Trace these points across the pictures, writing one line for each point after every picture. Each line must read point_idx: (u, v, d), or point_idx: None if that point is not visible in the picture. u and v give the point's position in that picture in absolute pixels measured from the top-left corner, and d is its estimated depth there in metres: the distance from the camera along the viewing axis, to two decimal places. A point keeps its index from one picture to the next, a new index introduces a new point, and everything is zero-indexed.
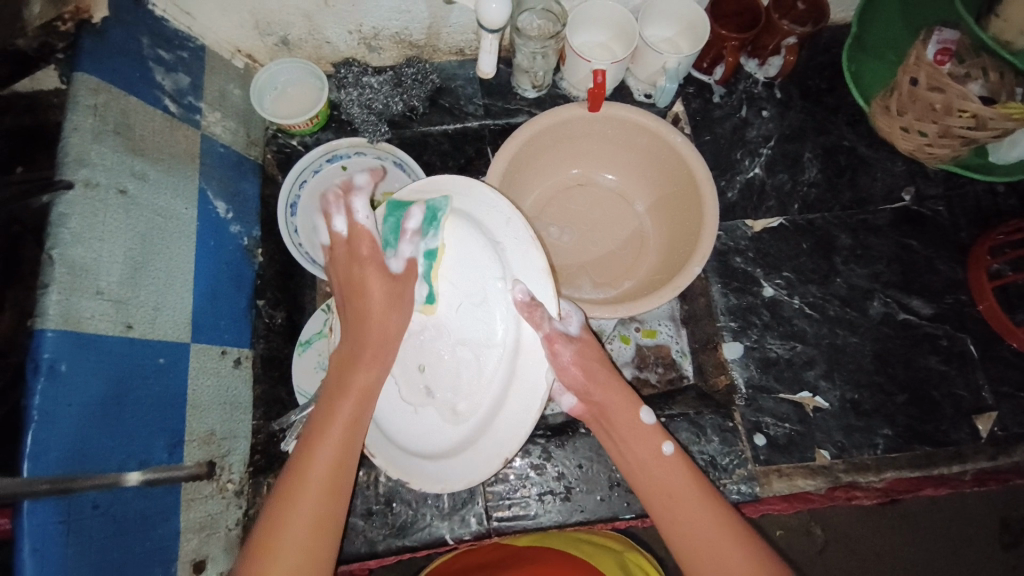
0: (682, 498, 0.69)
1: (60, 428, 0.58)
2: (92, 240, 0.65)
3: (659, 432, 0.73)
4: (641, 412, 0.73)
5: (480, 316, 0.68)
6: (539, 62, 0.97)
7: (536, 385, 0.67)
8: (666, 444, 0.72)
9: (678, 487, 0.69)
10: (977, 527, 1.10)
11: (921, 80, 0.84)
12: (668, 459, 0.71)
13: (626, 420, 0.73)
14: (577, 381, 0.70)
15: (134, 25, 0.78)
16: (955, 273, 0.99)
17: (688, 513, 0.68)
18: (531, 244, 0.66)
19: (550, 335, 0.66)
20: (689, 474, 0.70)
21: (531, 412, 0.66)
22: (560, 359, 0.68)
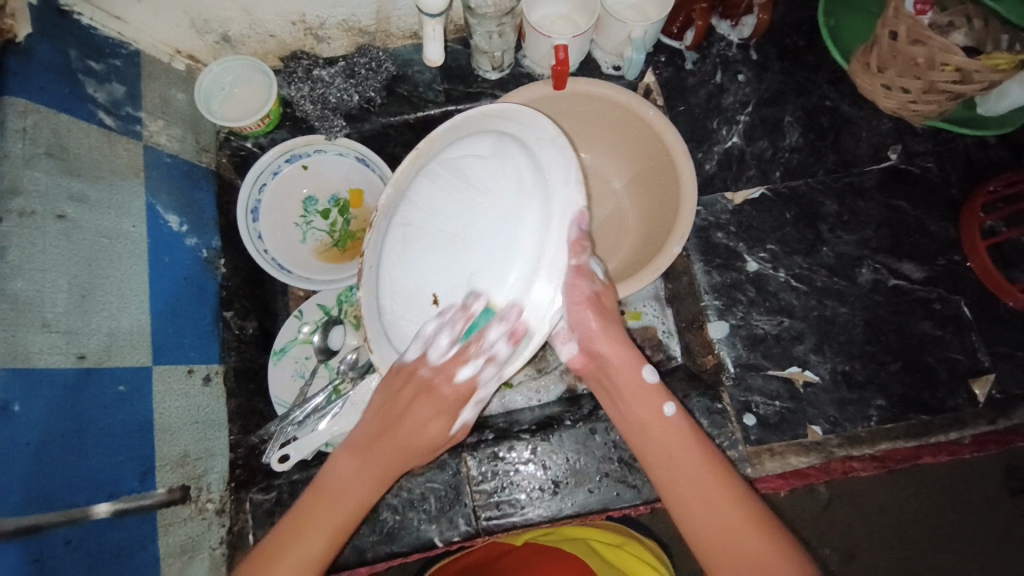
0: (681, 460, 0.65)
1: (20, 468, 0.56)
2: (34, 272, 0.62)
3: (662, 393, 0.68)
4: (644, 370, 0.68)
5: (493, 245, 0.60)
6: (496, 41, 0.92)
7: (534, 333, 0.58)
8: (669, 405, 0.67)
9: (681, 449, 0.65)
10: (982, 481, 1.08)
11: (900, 33, 0.79)
12: (669, 419, 0.67)
13: (626, 378, 0.68)
14: (586, 325, 0.64)
15: (59, 37, 0.73)
16: (948, 232, 0.95)
17: (687, 470, 0.64)
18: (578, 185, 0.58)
19: (579, 271, 0.60)
20: (691, 432, 0.66)
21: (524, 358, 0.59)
22: (575, 294, 0.62)
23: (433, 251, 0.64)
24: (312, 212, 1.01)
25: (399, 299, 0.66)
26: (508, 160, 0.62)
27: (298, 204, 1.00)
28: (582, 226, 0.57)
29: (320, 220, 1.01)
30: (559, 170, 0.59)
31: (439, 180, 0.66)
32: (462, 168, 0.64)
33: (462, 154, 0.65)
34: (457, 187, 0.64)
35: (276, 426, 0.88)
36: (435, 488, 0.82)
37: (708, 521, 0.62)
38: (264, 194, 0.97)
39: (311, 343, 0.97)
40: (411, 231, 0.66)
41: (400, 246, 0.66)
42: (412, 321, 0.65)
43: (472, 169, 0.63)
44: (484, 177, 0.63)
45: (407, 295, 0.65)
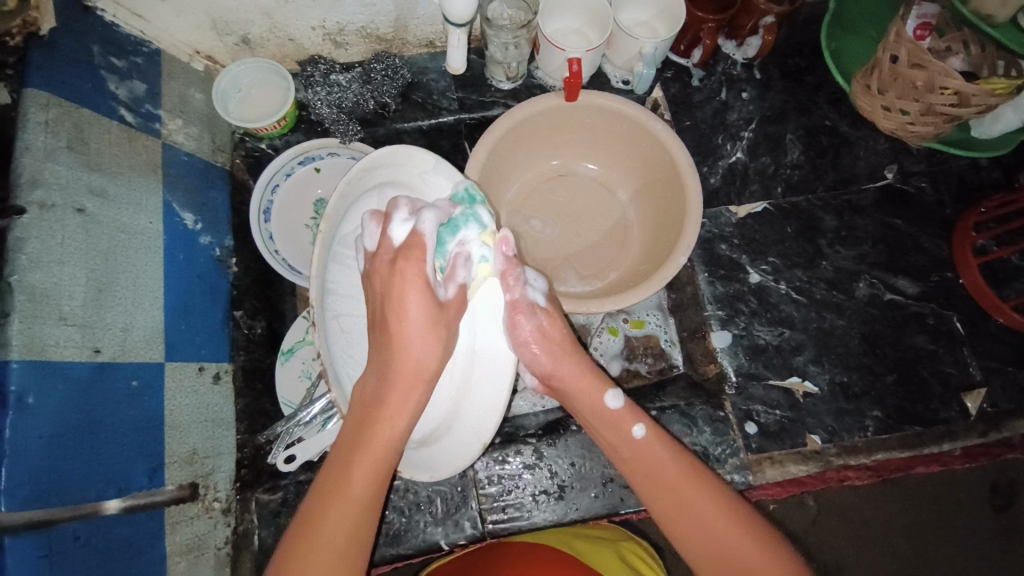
0: (659, 478, 0.68)
1: (34, 462, 0.56)
2: (52, 264, 0.62)
3: (631, 415, 0.71)
4: (607, 396, 0.72)
5: None
6: (512, 52, 0.94)
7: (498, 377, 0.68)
8: (637, 427, 0.71)
9: (657, 467, 0.69)
10: (969, 493, 1.11)
11: (901, 57, 0.83)
12: (642, 441, 0.70)
13: (590, 406, 0.72)
14: (539, 360, 0.69)
15: (83, 33, 0.74)
16: (941, 250, 0.98)
17: (664, 490, 0.67)
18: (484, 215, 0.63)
19: (517, 303, 0.66)
20: (664, 451, 0.70)
21: (501, 393, 0.67)
22: (521, 330, 0.67)
23: None
24: (323, 215, 1.00)
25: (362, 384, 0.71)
26: None
27: (309, 205, 1.00)
28: (505, 251, 0.63)
29: None
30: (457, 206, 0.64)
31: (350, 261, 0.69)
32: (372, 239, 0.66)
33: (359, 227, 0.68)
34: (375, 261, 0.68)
35: (284, 427, 0.88)
36: (441, 491, 0.83)
37: (690, 531, 0.65)
38: (277, 195, 0.98)
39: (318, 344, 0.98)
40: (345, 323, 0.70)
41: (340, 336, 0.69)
42: None
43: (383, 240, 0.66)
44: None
45: None
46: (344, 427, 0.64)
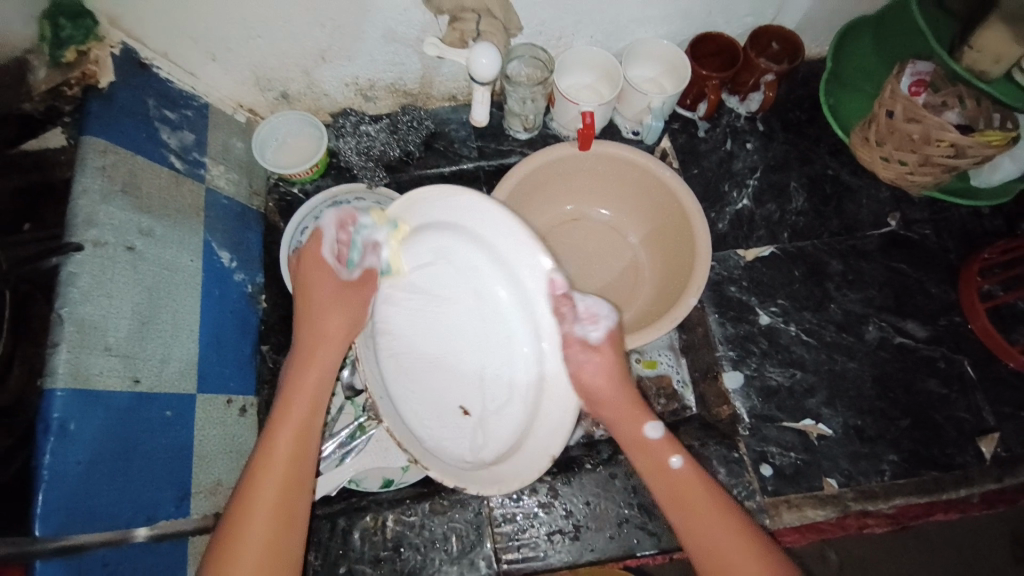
0: (696, 513, 0.68)
1: (71, 486, 0.59)
2: (101, 298, 0.66)
3: (668, 446, 0.72)
4: (647, 427, 0.72)
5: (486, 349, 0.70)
6: (529, 105, 1.01)
7: (564, 401, 0.66)
8: (675, 458, 0.71)
9: (693, 501, 0.69)
10: (993, 547, 1.09)
11: (897, 113, 0.88)
12: (679, 473, 0.70)
13: (632, 435, 0.72)
14: (597, 386, 0.69)
15: (140, 88, 0.81)
16: (948, 295, 1.00)
17: (701, 525, 0.67)
18: (535, 246, 0.64)
19: (570, 334, 0.67)
20: (701, 483, 0.70)
21: (569, 411, 0.66)
22: (577, 363, 0.68)
23: (434, 371, 0.73)
24: None
25: (424, 418, 0.75)
26: (461, 254, 0.68)
27: None
28: (556, 290, 0.64)
29: None
30: (512, 247, 0.65)
31: (403, 302, 0.72)
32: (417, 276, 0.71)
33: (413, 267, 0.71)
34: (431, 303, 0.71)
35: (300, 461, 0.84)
36: (457, 528, 0.84)
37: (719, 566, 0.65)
38: (305, 236, 1.01)
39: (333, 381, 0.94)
40: (399, 364, 0.75)
41: (404, 375, 0.75)
42: (449, 437, 0.74)
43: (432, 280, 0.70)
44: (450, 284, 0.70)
45: (441, 413, 0.74)
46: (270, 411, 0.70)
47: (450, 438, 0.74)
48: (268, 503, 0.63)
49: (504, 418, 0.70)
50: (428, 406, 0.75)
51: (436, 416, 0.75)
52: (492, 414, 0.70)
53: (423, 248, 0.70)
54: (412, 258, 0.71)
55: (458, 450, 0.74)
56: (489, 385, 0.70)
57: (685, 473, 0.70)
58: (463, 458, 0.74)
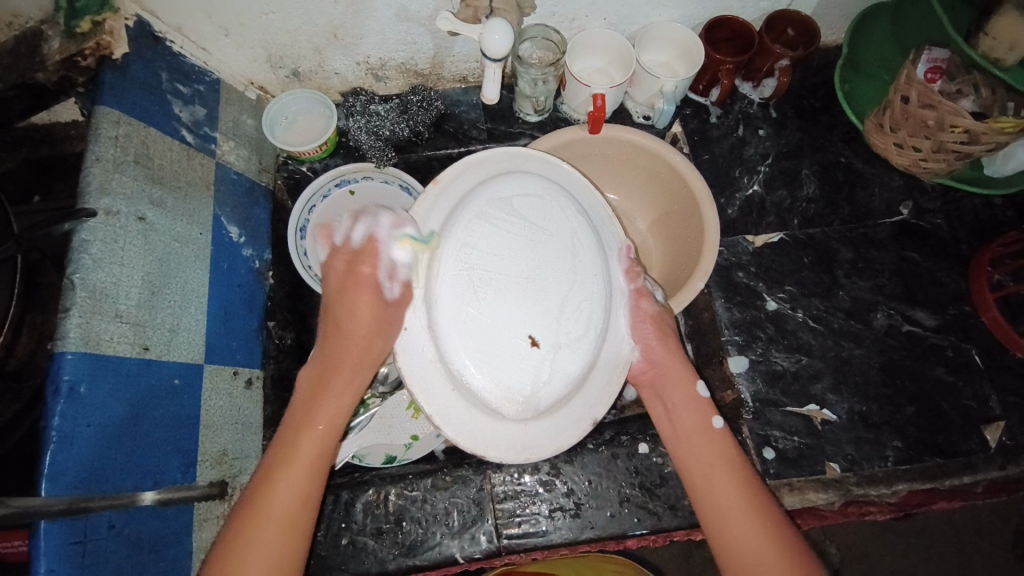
0: (716, 472, 0.69)
1: (82, 447, 0.59)
2: (113, 265, 0.67)
3: (710, 407, 0.74)
4: (696, 385, 0.75)
5: (569, 290, 0.66)
6: (540, 87, 1.00)
7: (614, 371, 0.70)
8: (716, 419, 0.73)
9: (715, 459, 0.70)
10: (992, 542, 1.10)
11: (912, 98, 0.87)
12: (717, 433, 0.72)
13: (681, 391, 0.74)
14: (649, 342, 0.73)
15: (153, 60, 0.81)
16: (958, 284, 0.99)
17: (718, 483, 0.68)
18: (610, 218, 0.75)
19: (640, 290, 0.73)
20: (732, 447, 0.71)
21: (610, 386, 0.69)
22: (642, 311, 0.73)
23: (511, 296, 0.64)
24: None
25: (478, 357, 0.64)
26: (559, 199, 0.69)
27: None
28: (629, 256, 0.74)
29: None
30: (597, 215, 0.74)
31: (489, 225, 0.66)
32: (517, 202, 0.67)
33: (517, 193, 0.68)
34: (527, 231, 0.66)
35: None
36: (458, 503, 0.84)
37: (721, 521, 0.67)
38: (313, 215, 1.02)
39: None
40: (462, 314, 0.64)
41: (467, 295, 0.64)
42: (507, 374, 0.64)
43: (522, 208, 0.67)
44: (548, 219, 0.67)
45: (510, 342, 0.63)
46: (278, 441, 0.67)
47: (501, 378, 0.64)
48: (276, 522, 0.61)
49: (572, 359, 0.66)
50: (490, 339, 0.63)
51: (490, 360, 0.64)
52: (562, 351, 0.65)
53: (520, 182, 0.69)
54: (507, 188, 0.68)
55: (512, 387, 0.64)
56: (568, 318, 0.65)
57: (722, 434, 0.72)
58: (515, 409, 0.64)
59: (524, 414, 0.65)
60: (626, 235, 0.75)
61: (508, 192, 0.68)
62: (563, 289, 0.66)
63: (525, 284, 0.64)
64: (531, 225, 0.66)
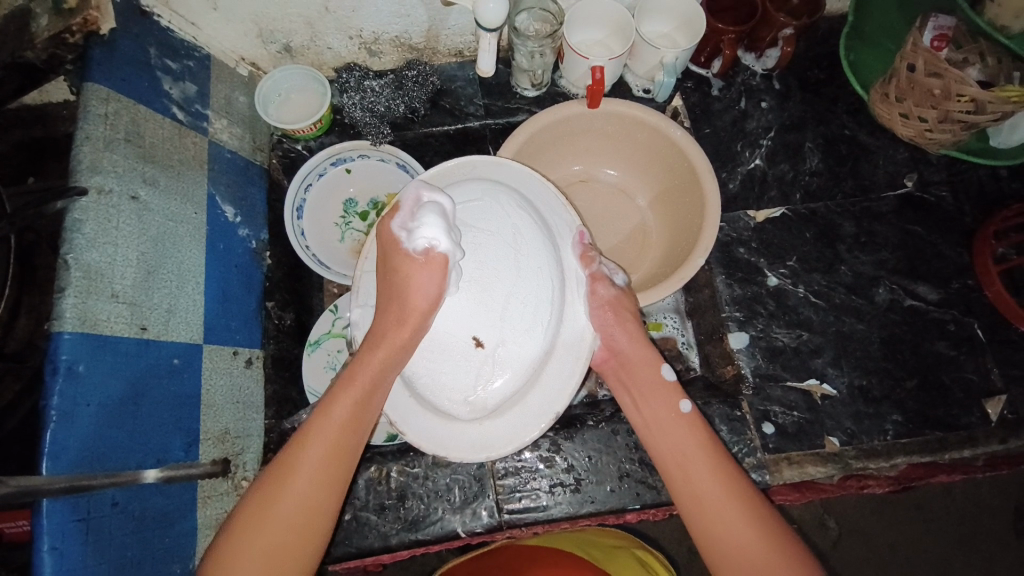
0: (691, 457, 0.69)
1: (83, 425, 0.60)
2: (107, 245, 0.66)
3: (677, 391, 0.73)
4: (661, 368, 0.75)
5: (514, 289, 0.66)
6: (538, 60, 0.98)
7: (573, 364, 0.70)
8: (684, 403, 0.72)
9: (688, 445, 0.69)
10: (991, 515, 1.11)
11: (918, 66, 0.85)
12: (686, 418, 0.72)
13: (644, 376, 0.74)
14: (607, 325, 0.72)
15: (142, 35, 0.80)
16: (961, 258, 0.98)
17: (695, 468, 0.68)
18: (563, 207, 0.74)
19: (595, 276, 0.72)
20: (705, 431, 0.71)
21: (571, 379, 0.69)
22: (599, 296, 0.72)
23: (454, 299, 0.67)
24: (351, 214, 1.05)
25: (427, 358, 0.68)
26: (499, 198, 0.69)
27: (340, 204, 1.04)
28: (583, 242, 0.73)
29: (359, 220, 1.05)
30: (547, 205, 0.74)
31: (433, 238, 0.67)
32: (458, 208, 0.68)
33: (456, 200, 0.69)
34: (468, 234, 0.67)
35: None
36: (460, 480, 0.85)
37: (701, 508, 0.66)
38: (309, 193, 1.01)
39: (343, 337, 1.01)
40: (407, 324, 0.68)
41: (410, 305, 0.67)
42: (454, 373, 0.67)
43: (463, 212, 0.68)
44: (489, 220, 0.68)
45: (455, 345, 0.67)
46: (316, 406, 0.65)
47: (450, 377, 0.67)
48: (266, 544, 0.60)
49: (519, 354, 0.67)
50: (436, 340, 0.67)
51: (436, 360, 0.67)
52: (507, 347, 0.66)
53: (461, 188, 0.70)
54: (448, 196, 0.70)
55: (461, 385, 0.67)
56: (512, 315, 0.66)
57: (693, 418, 0.71)
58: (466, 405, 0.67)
59: (476, 413, 0.68)
60: (579, 218, 0.73)
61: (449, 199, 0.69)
62: (506, 288, 0.66)
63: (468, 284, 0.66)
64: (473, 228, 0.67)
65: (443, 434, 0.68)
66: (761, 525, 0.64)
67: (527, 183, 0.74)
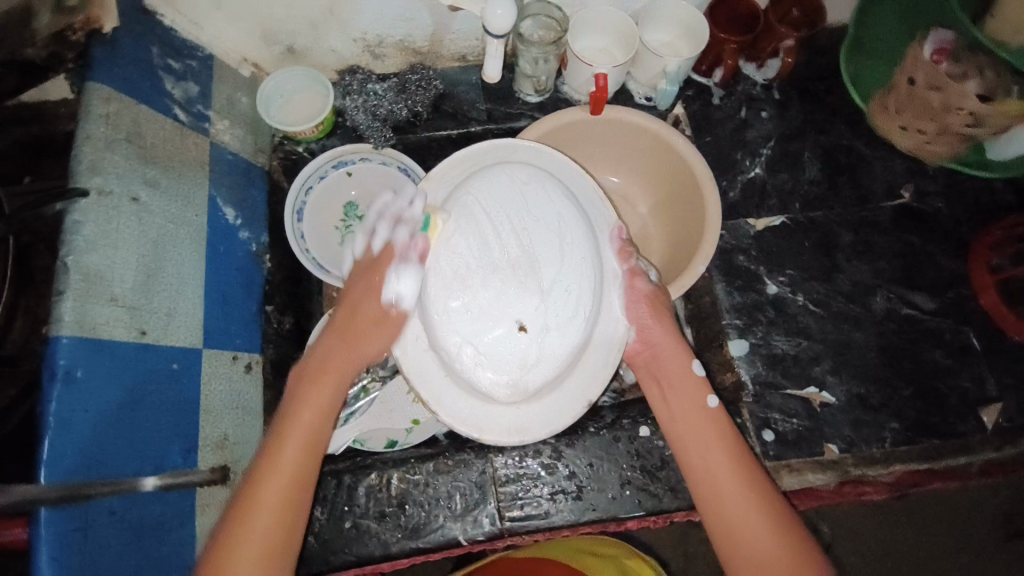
0: (706, 447, 0.70)
1: (81, 433, 0.58)
2: (106, 247, 0.65)
3: (704, 386, 0.74)
4: (692, 364, 0.74)
5: (561, 279, 0.67)
6: (541, 66, 0.99)
7: (608, 351, 0.70)
8: (710, 398, 0.73)
9: (707, 435, 0.70)
10: (983, 521, 1.13)
11: (919, 79, 0.86)
12: (712, 412, 0.72)
13: (678, 368, 0.74)
14: (643, 319, 0.72)
15: (144, 33, 0.79)
16: (956, 268, 1.00)
17: (710, 456, 0.69)
18: (601, 198, 0.75)
19: (633, 271, 0.73)
20: (727, 425, 0.71)
21: (609, 363, 0.70)
22: (637, 291, 0.72)
23: (507, 283, 0.66)
24: (352, 217, 1.02)
25: (465, 329, 0.65)
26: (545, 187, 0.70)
27: (340, 207, 1.03)
28: (620, 236, 0.73)
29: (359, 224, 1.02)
30: (587, 199, 0.74)
31: (479, 222, 0.67)
32: (505, 196, 0.68)
33: (500, 187, 0.68)
34: (516, 220, 0.67)
35: None
36: (460, 487, 0.84)
37: (711, 495, 0.68)
38: (309, 197, 1.00)
39: None
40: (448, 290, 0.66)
41: (454, 289, 0.66)
42: (495, 362, 0.66)
43: (511, 198, 0.68)
44: (535, 206, 0.68)
45: (501, 323, 0.65)
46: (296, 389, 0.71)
47: (492, 367, 0.66)
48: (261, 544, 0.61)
49: (563, 341, 0.66)
50: (490, 308, 0.65)
51: (478, 330, 0.65)
52: (550, 335, 0.66)
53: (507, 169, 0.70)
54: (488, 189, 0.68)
55: (502, 372, 0.66)
56: (557, 301, 0.66)
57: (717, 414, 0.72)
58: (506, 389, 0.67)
59: (515, 397, 0.67)
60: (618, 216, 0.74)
61: (492, 188, 0.68)
62: (549, 274, 0.66)
63: (527, 267, 0.66)
64: (525, 215, 0.67)
65: (483, 416, 0.68)
66: (776, 524, 0.65)
67: (563, 172, 0.75)
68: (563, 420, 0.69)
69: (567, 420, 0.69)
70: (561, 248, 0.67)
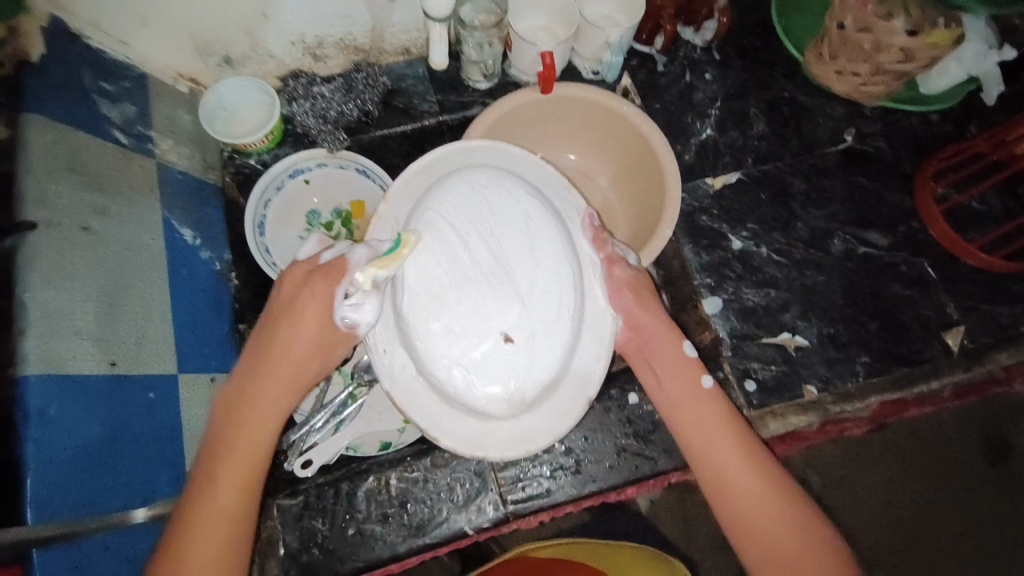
0: (708, 427, 0.72)
1: (63, 472, 0.57)
2: (64, 281, 0.63)
3: (699, 367, 0.75)
4: (684, 347, 0.75)
5: (536, 279, 0.66)
6: (486, 51, 0.99)
7: (596, 348, 0.69)
8: (705, 379, 0.74)
9: (707, 418, 0.72)
10: (957, 440, 1.19)
11: (849, 23, 0.89)
12: (708, 393, 0.74)
13: (670, 351, 0.74)
14: (631, 308, 0.72)
15: (73, 59, 0.77)
16: (904, 202, 1.04)
17: (712, 437, 0.71)
18: (567, 188, 0.74)
19: (611, 258, 0.72)
20: (725, 406, 0.73)
21: (601, 359, 0.69)
22: (617, 278, 0.72)
23: (482, 293, 0.65)
24: (315, 225, 1.01)
25: (449, 345, 0.65)
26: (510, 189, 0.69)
27: (302, 215, 1.01)
28: (593, 223, 0.73)
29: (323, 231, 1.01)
30: (552, 189, 0.74)
31: (446, 235, 0.66)
32: (469, 203, 0.67)
33: (461, 197, 0.67)
34: (483, 225, 0.66)
35: (296, 435, 0.83)
36: (459, 478, 0.85)
37: (715, 475, 0.70)
38: (269, 209, 0.98)
39: None
40: (420, 307, 0.65)
41: (430, 309, 0.65)
42: (484, 375, 0.65)
43: (475, 204, 0.67)
44: (503, 208, 0.67)
45: (484, 333, 0.65)
46: (213, 431, 0.65)
47: (483, 377, 0.65)
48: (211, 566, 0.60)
49: (551, 343, 0.66)
50: (470, 321, 0.65)
51: (461, 343, 0.65)
52: (537, 339, 0.66)
53: (465, 176, 0.69)
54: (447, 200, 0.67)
55: (495, 383, 0.66)
56: (537, 305, 0.66)
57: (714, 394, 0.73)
58: (501, 399, 0.66)
59: (512, 410, 0.66)
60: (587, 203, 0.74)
61: (452, 198, 0.67)
62: (525, 277, 0.66)
63: (498, 274, 0.65)
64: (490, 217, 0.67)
65: (475, 432, 0.67)
66: (781, 499, 0.68)
67: (525, 166, 0.74)
68: (550, 438, 0.67)
69: (562, 430, 0.68)
70: (532, 248, 0.67)
